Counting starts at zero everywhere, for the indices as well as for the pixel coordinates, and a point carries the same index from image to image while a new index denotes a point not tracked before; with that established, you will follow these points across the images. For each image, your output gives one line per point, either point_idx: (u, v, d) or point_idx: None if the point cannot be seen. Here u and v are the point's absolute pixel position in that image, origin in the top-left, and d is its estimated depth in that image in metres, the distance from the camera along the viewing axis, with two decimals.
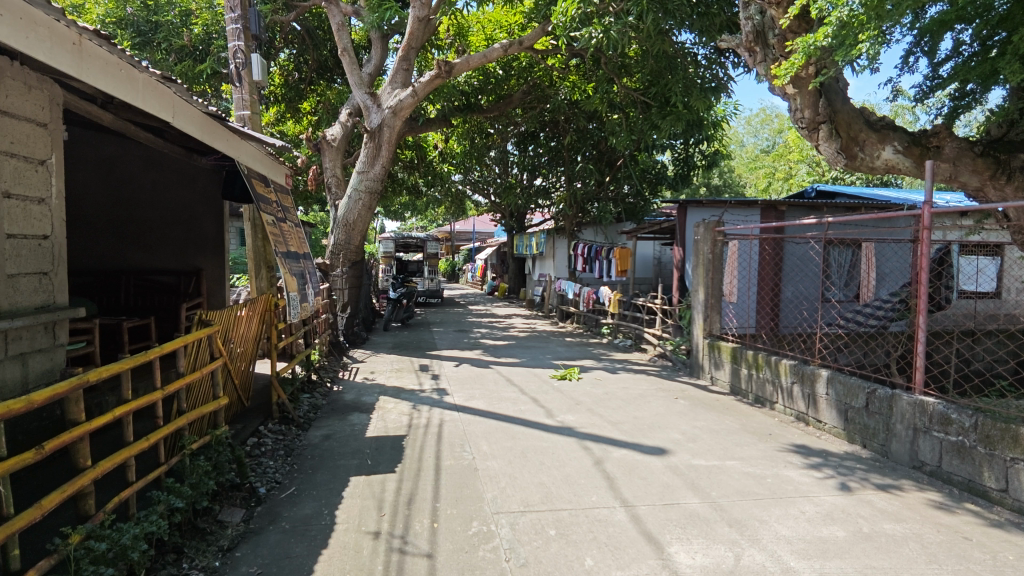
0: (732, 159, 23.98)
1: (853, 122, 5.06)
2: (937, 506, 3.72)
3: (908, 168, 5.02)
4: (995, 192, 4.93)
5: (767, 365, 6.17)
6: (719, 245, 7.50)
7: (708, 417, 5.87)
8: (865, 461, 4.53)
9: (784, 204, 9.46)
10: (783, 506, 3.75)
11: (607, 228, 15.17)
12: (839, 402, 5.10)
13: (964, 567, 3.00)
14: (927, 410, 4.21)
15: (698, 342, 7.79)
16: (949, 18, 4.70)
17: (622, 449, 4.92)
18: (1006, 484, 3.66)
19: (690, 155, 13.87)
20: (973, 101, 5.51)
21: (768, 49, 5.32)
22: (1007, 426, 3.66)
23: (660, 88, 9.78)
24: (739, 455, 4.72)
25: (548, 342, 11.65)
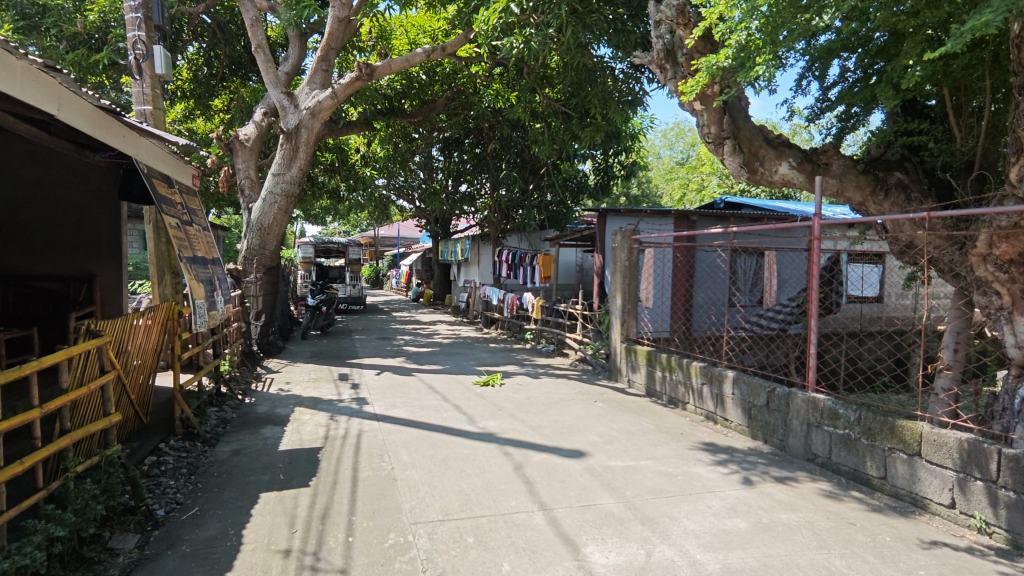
0: (649, 170, 25.04)
1: (754, 139, 5.37)
2: (827, 495, 4.03)
3: (801, 183, 5.31)
4: (875, 207, 5.23)
5: (679, 367, 6.46)
6: (635, 252, 7.80)
7: (625, 419, 6.07)
8: (766, 456, 4.84)
9: (695, 214, 10.00)
10: (691, 502, 3.93)
11: (531, 236, 15.55)
12: (743, 401, 5.41)
13: (849, 550, 3.25)
14: (818, 407, 4.56)
15: (616, 346, 8.06)
16: (837, 46, 5.14)
17: (542, 453, 4.99)
18: (885, 472, 4.02)
19: (610, 166, 14.30)
20: (858, 122, 6.01)
21: (678, 68, 5.57)
22: (885, 418, 4.02)
23: (580, 100, 10.07)
24: (653, 454, 4.91)
25: (471, 348, 11.64)
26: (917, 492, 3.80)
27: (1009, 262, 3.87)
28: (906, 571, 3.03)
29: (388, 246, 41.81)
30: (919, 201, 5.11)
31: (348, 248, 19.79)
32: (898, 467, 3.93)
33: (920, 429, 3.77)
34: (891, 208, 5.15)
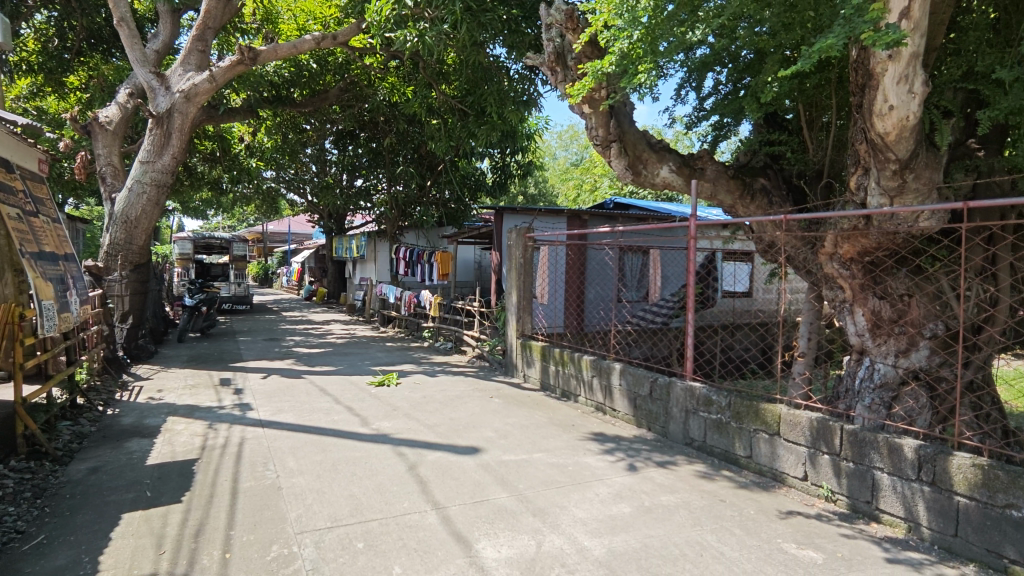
0: (546, 170, 25.69)
1: (637, 142, 5.65)
2: (702, 476, 4.36)
3: (679, 186, 5.68)
4: (743, 210, 5.70)
5: (571, 361, 6.68)
6: (529, 250, 7.97)
7: (520, 414, 6.18)
8: (649, 442, 5.14)
9: (586, 214, 10.42)
10: (580, 491, 4.08)
11: (429, 232, 15.42)
12: (629, 390, 5.70)
13: (719, 525, 3.53)
14: (695, 394, 4.90)
15: (512, 342, 8.18)
16: (710, 59, 5.54)
17: (437, 451, 4.95)
18: (751, 451, 4.40)
19: (507, 165, 14.44)
20: (729, 131, 6.54)
21: (568, 71, 5.72)
22: (750, 402, 4.41)
23: (475, 98, 10.11)
24: (545, 447, 5.04)
25: (367, 347, 11.32)
26: (777, 468, 4.20)
27: (851, 259, 4.34)
28: (767, 540, 3.34)
29: (277, 242, 39.56)
30: (779, 204, 5.63)
31: (231, 244, 18.48)
32: (761, 446, 4.32)
33: (779, 411, 4.17)
34: (758, 211, 5.65)
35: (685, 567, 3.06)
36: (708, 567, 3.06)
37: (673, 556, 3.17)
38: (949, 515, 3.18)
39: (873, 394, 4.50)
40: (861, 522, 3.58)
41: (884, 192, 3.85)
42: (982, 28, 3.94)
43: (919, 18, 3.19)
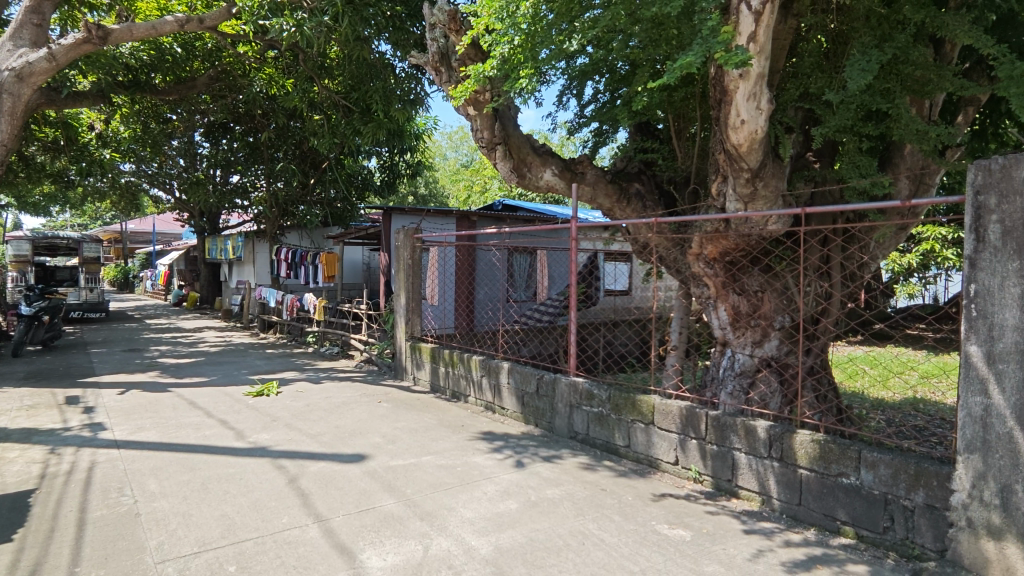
0: (437, 170, 25.55)
1: (522, 146, 5.79)
2: (585, 467, 4.55)
3: (561, 190, 5.86)
4: (620, 213, 5.99)
5: (460, 362, 6.69)
6: (417, 251, 7.88)
7: (409, 417, 6.08)
8: (536, 438, 5.27)
9: (475, 215, 10.51)
10: (468, 491, 4.10)
11: (313, 233, 14.75)
12: (517, 388, 5.81)
13: (600, 513, 3.70)
14: (578, 389, 5.10)
15: (401, 345, 8.03)
16: (588, 68, 5.81)
17: (321, 461, 4.74)
18: (629, 440, 4.66)
19: (396, 164, 13.92)
20: (607, 138, 6.89)
21: (452, 72, 5.72)
22: (628, 395, 4.67)
23: (360, 94, 9.77)
24: (434, 449, 5.00)
25: (244, 355, 10.57)
26: (652, 455, 4.49)
27: (715, 259, 4.73)
28: (642, 523, 3.56)
29: (139, 242, 35.81)
30: (652, 208, 6.00)
31: (82, 244, 16.47)
32: (638, 435, 4.59)
33: (653, 401, 4.45)
34: (633, 214, 5.95)
35: (568, 556, 3.17)
36: (589, 555, 3.19)
37: (557, 548, 3.27)
38: (794, 486, 3.57)
39: (734, 381, 4.93)
40: (724, 499, 3.92)
41: (739, 199, 4.24)
42: (814, 56, 4.48)
43: (763, 42, 3.56)
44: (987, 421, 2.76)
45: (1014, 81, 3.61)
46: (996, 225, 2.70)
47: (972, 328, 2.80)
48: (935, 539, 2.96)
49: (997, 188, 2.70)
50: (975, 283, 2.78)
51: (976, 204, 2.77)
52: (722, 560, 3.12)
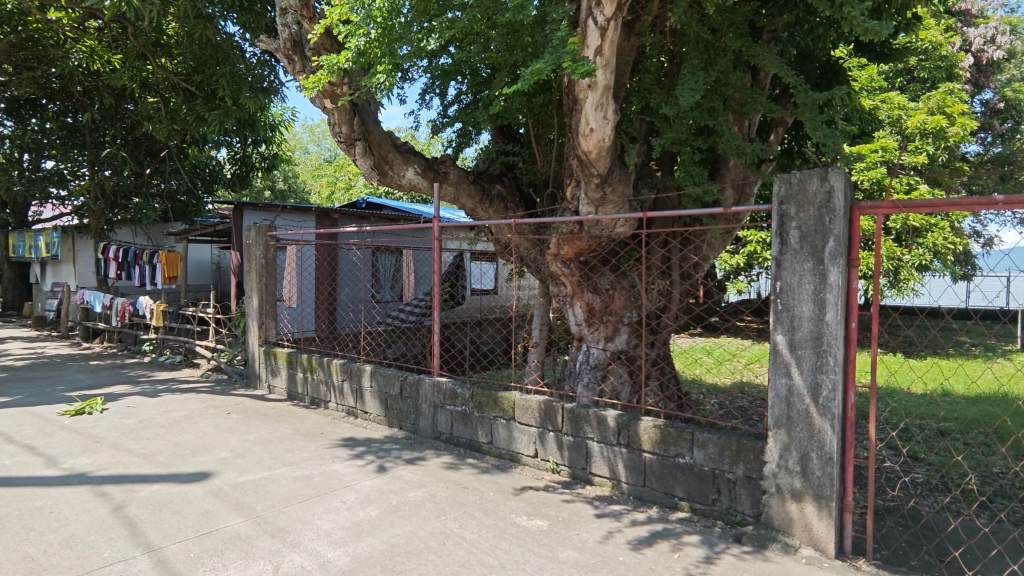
0: (297, 164, 24.15)
1: (382, 142, 5.66)
2: (449, 466, 4.56)
3: (423, 189, 5.81)
4: (483, 214, 6.05)
5: (320, 367, 6.36)
6: (271, 250, 7.36)
7: (262, 428, 5.66)
8: (399, 441, 5.18)
9: (336, 213, 10.09)
10: (326, 501, 3.91)
11: (149, 228, 13.22)
12: (380, 391, 5.66)
13: (462, 512, 3.72)
14: (441, 389, 5.10)
15: (254, 350, 7.46)
16: (450, 68, 5.86)
17: (154, 484, 4.24)
18: (492, 437, 4.75)
19: (248, 156, 12.78)
20: (471, 140, 6.98)
21: (306, 61, 5.46)
22: (490, 392, 4.75)
23: (203, 78, 8.89)
24: (289, 460, 4.71)
25: (60, 369, 9.15)
26: (513, 450, 4.61)
27: (570, 259, 5.01)
28: (502, 517, 3.64)
29: None
30: (513, 209, 6.12)
31: None
32: (500, 432, 4.69)
33: (514, 397, 4.58)
34: (495, 215, 6.02)
35: (428, 558, 3.15)
36: (450, 554, 3.20)
37: (417, 550, 3.24)
38: (640, 469, 3.86)
39: (589, 374, 5.22)
40: (579, 486, 4.14)
41: (590, 202, 4.50)
42: (654, 73, 4.87)
43: (608, 56, 3.80)
44: (790, 399, 3.18)
45: (810, 107, 4.22)
46: (796, 230, 3.13)
47: (778, 319, 3.22)
48: (752, 505, 3.37)
49: (796, 199, 3.13)
50: (780, 281, 3.20)
51: (780, 212, 3.19)
52: (575, 544, 3.29)
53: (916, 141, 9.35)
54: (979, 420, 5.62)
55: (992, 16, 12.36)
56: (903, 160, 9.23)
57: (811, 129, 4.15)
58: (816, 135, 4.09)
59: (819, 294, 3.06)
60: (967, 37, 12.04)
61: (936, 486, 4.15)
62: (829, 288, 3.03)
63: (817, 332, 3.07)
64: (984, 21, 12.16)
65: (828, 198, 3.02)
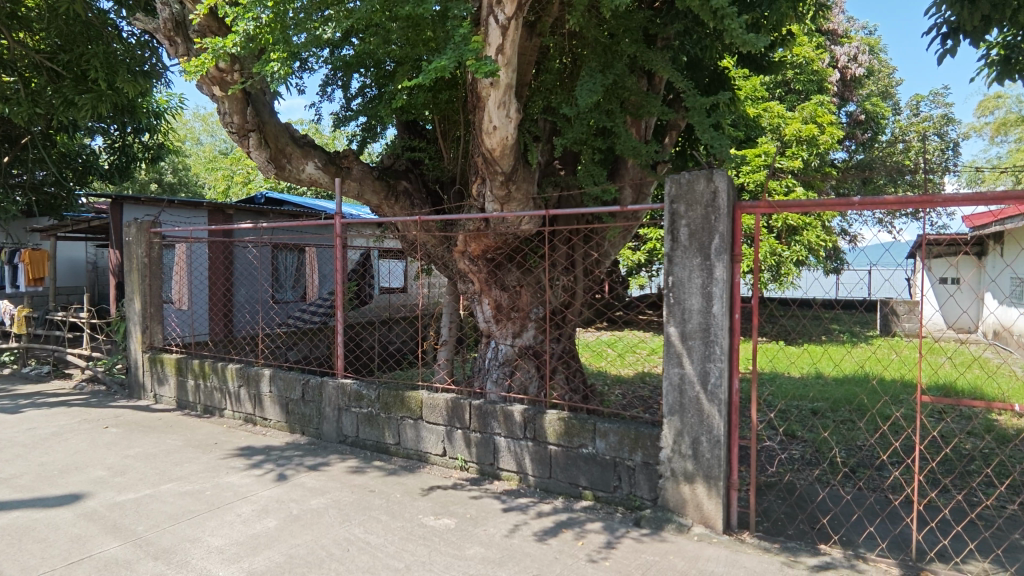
0: (188, 156, 22.45)
1: (279, 135, 5.44)
2: (354, 471, 4.43)
3: (325, 184, 5.60)
4: (389, 211, 5.89)
5: (213, 373, 5.95)
6: (155, 248, 6.78)
7: (146, 441, 5.21)
8: (302, 447, 4.96)
9: (231, 208, 9.50)
10: (218, 516, 3.67)
11: (8, 224, 11.76)
12: (280, 396, 5.38)
13: (367, 516, 3.62)
14: (346, 391, 4.93)
15: (136, 358, 6.83)
16: (352, 60, 5.70)
17: (12, 512, 3.77)
18: (399, 438, 4.67)
19: (130, 145, 11.53)
20: (376, 134, 6.78)
21: (190, 44, 5.13)
22: (397, 392, 4.67)
23: (71, 56, 7.98)
24: (177, 475, 4.37)
25: None
26: (421, 450, 4.56)
27: (478, 256, 5.05)
28: (410, 519, 3.59)
29: None
30: (420, 205, 6.01)
31: None
32: (407, 432, 4.61)
33: (421, 396, 4.52)
34: (401, 212, 5.89)
35: (330, 567, 3.04)
36: (353, 561, 3.10)
37: (319, 560, 3.12)
38: (545, 461, 3.95)
39: (498, 370, 5.27)
40: (487, 482, 4.16)
41: (496, 200, 4.54)
42: (555, 74, 4.98)
43: (510, 55, 3.83)
44: (682, 387, 3.37)
45: (698, 111, 4.48)
46: (685, 228, 3.32)
47: (670, 313, 3.39)
48: (650, 489, 3.55)
49: (685, 199, 3.32)
50: (672, 276, 3.38)
51: (671, 211, 3.36)
52: (482, 540, 3.31)
53: (793, 147, 10.28)
54: (844, 399, 6.26)
55: (855, 37, 13.79)
56: (782, 164, 10.04)
57: (700, 132, 4.41)
58: (705, 137, 4.35)
59: (707, 288, 3.27)
60: (834, 55, 13.35)
61: (809, 461, 4.58)
62: (714, 282, 3.24)
63: (705, 323, 3.28)
64: (848, 41, 13.54)
65: (713, 199, 3.24)
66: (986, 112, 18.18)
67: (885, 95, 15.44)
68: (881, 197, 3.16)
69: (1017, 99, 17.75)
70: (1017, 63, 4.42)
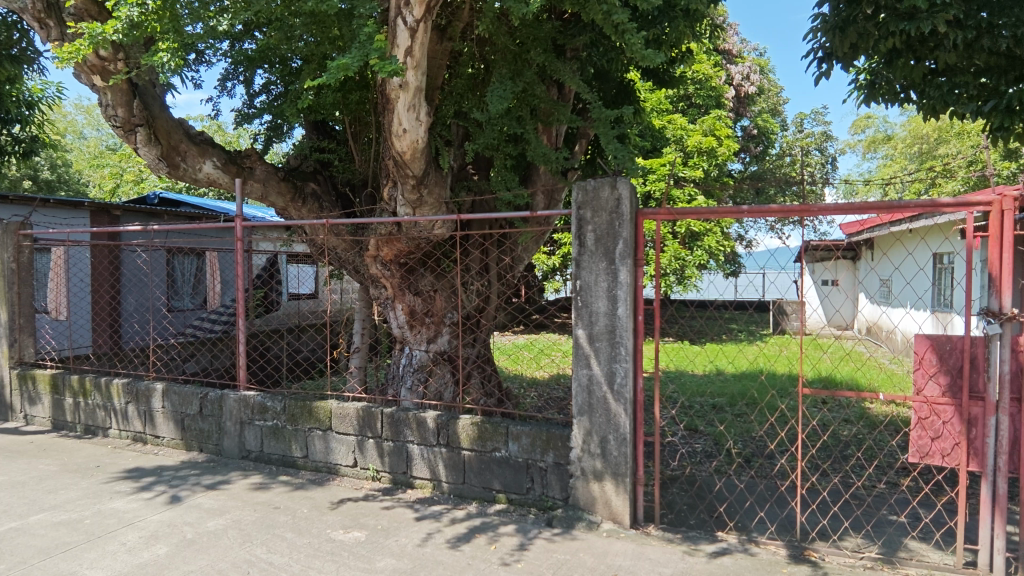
0: (68, 151, 20.49)
1: (172, 131, 5.07)
2: (257, 487, 4.20)
3: (225, 184, 5.28)
4: (295, 213, 5.63)
5: (96, 389, 5.42)
6: (25, 252, 6.08)
7: (13, 468, 4.66)
8: (199, 465, 4.64)
9: (119, 209, 8.76)
10: (99, 546, 3.34)
11: None
12: (175, 412, 5.00)
13: (270, 535, 3.44)
14: (249, 403, 4.66)
15: (2, 375, 6.09)
16: (255, 55, 5.44)
17: None
18: (307, 450, 4.48)
19: None
20: (283, 134, 6.48)
21: (65, 29, 4.69)
22: (304, 403, 4.47)
23: None
24: (51, 503, 3.94)
25: None
26: (331, 462, 4.39)
27: (390, 261, 4.95)
28: (317, 534, 3.45)
29: None
30: (330, 209, 5.79)
31: None
32: (316, 444, 4.43)
33: (330, 407, 4.36)
34: (309, 214, 5.63)
35: None
36: None
37: None
38: (459, 467, 3.93)
39: (412, 377, 5.19)
40: (400, 491, 4.08)
41: (408, 204, 4.48)
42: (466, 79, 5.00)
43: (419, 57, 3.80)
44: (591, 387, 3.47)
45: (603, 122, 4.65)
46: (591, 233, 3.43)
47: (578, 315, 3.49)
48: (561, 489, 3.62)
49: (590, 205, 3.42)
50: (580, 279, 3.48)
51: (578, 217, 3.46)
52: (394, 551, 3.23)
53: (694, 158, 10.92)
54: (738, 394, 6.71)
55: (747, 58, 14.90)
56: (685, 174, 10.63)
57: (605, 142, 4.56)
58: (609, 148, 4.52)
59: (612, 291, 3.39)
60: (730, 73, 14.33)
61: (708, 453, 4.86)
62: (619, 285, 3.37)
63: (611, 325, 3.40)
64: (741, 61, 14.58)
65: (617, 205, 3.36)
66: (859, 130, 20.20)
67: (774, 112, 16.77)
68: (767, 206, 3.41)
69: (883, 119, 19.88)
70: (880, 88, 4.91)
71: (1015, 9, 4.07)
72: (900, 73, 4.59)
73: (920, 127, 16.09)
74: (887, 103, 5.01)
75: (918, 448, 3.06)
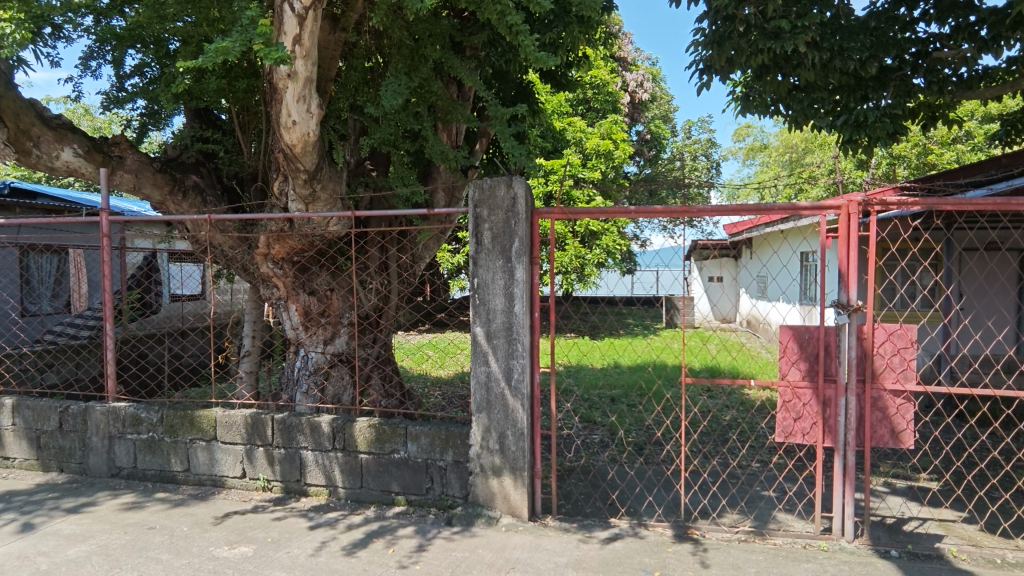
0: None
1: (21, 113, 4.51)
2: (129, 507, 3.83)
3: (88, 174, 4.77)
4: (174, 207, 5.17)
5: None
6: None
7: None
8: (58, 488, 4.16)
9: None
10: None
11: None
12: (28, 429, 4.44)
13: (143, 559, 3.15)
14: (119, 416, 4.25)
15: None
16: (123, 33, 4.96)
17: None
18: (188, 464, 4.15)
19: None
20: (159, 121, 5.95)
21: None
22: (184, 412, 4.13)
23: None
24: None
25: None
26: (216, 474, 4.10)
27: (282, 259, 4.69)
28: (198, 553, 3.21)
29: None
30: (214, 203, 5.38)
31: None
32: (198, 455, 4.12)
33: (214, 415, 4.06)
34: (190, 209, 5.21)
35: None
36: None
37: None
38: (356, 471, 3.81)
39: (308, 380, 4.99)
40: (293, 500, 3.89)
41: (300, 199, 4.27)
42: (360, 73, 4.85)
43: (308, 47, 3.63)
44: (489, 384, 3.50)
45: (499, 120, 4.69)
46: (488, 231, 3.45)
47: (476, 313, 3.50)
48: (461, 487, 3.62)
49: (487, 203, 3.45)
50: (477, 277, 3.49)
51: (475, 215, 3.47)
52: (284, 564, 3.08)
53: (593, 160, 11.32)
54: (633, 385, 7.06)
55: (641, 66, 15.67)
56: (584, 175, 11.01)
57: (501, 141, 4.60)
58: (506, 146, 4.56)
59: (508, 288, 3.43)
60: (625, 80, 15.01)
61: (604, 443, 5.07)
62: (516, 283, 3.42)
63: (507, 323, 3.44)
64: (636, 69, 15.31)
65: (513, 204, 3.41)
66: (740, 139, 21.90)
67: (665, 118, 17.77)
68: (651, 207, 3.59)
69: (760, 130, 21.67)
70: (753, 100, 5.36)
71: (859, 36, 4.64)
72: (769, 87, 5.03)
73: (790, 138, 17.72)
74: (759, 115, 5.46)
75: (783, 429, 3.37)
